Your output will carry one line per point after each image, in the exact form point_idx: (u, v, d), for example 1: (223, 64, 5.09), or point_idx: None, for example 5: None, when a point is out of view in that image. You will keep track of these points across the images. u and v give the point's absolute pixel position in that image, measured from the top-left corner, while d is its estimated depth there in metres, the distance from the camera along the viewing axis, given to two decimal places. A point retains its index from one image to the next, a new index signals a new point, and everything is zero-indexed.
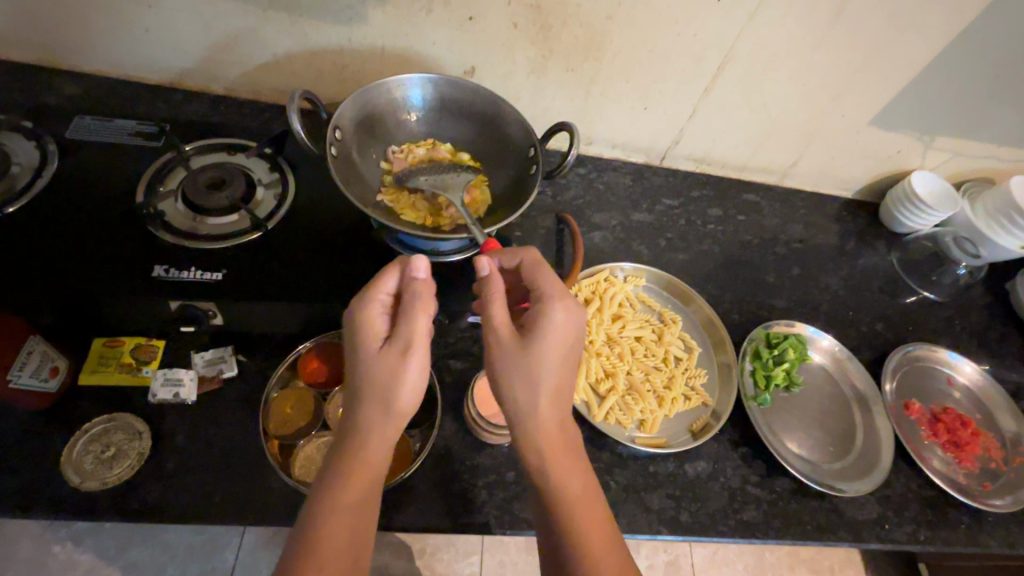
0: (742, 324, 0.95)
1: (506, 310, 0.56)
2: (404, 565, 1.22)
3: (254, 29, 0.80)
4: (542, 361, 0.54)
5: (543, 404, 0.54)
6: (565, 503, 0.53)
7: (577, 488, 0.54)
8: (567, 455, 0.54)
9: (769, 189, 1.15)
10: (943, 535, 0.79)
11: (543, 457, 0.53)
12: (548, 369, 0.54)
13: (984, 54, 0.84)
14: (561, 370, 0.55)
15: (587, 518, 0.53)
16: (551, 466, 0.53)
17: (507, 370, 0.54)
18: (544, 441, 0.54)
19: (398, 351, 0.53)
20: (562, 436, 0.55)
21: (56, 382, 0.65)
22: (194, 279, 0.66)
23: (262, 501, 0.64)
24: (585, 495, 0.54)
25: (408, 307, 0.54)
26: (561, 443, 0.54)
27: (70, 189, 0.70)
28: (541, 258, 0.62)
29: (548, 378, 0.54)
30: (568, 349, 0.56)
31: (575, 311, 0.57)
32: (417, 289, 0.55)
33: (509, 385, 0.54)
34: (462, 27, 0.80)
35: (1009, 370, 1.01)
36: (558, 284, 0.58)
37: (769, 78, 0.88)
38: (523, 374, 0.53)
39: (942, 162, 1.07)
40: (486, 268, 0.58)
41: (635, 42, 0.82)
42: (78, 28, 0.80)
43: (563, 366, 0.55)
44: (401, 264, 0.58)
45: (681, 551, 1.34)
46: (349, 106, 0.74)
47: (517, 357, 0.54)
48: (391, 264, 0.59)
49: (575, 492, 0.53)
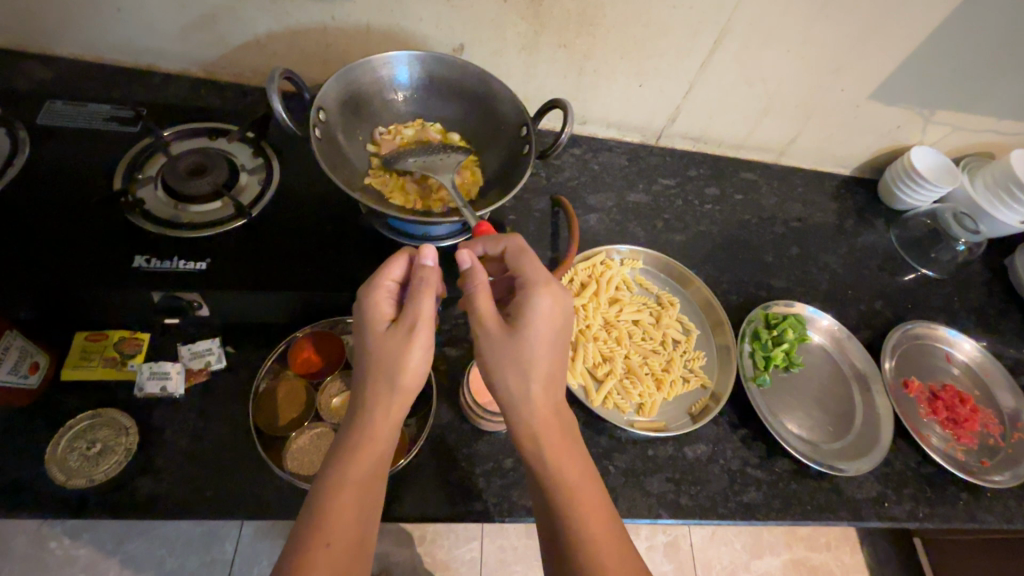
0: (741, 305, 0.94)
1: (492, 300, 0.54)
2: (404, 551, 1.22)
3: (232, 7, 0.77)
4: (533, 352, 0.52)
5: (536, 392, 0.53)
6: (561, 494, 0.52)
7: (575, 475, 0.53)
8: (562, 442, 0.53)
9: (767, 166, 1.13)
10: (942, 511, 0.79)
11: (537, 448, 0.53)
12: (538, 360, 0.53)
13: (987, 23, 0.82)
14: (552, 360, 0.54)
15: (586, 503, 0.52)
16: (548, 457, 0.52)
17: (499, 361, 0.53)
18: (539, 434, 0.53)
19: (404, 335, 0.52)
20: (554, 426, 0.53)
21: (36, 379, 0.63)
22: (177, 270, 0.64)
23: (255, 494, 0.62)
24: (584, 484, 0.53)
25: (413, 290, 0.52)
26: (556, 434, 0.53)
27: (44, 178, 0.68)
28: (524, 245, 0.59)
29: (540, 369, 0.53)
30: (556, 338, 0.54)
31: (563, 297, 0.55)
32: (423, 273, 0.53)
33: (500, 376, 0.53)
34: (450, 3, 0.77)
35: (1007, 346, 1.01)
36: (542, 270, 0.56)
37: (768, 53, 0.86)
38: (514, 365, 0.52)
39: (942, 136, 1.05)
40: (468, 260, 0.56)
41: (629, 16, 0.79)
42: (47, 9, 0.76)
43: (552, 356, 0.54)
44: (406, 255, 0.56)
45: (680, 532, 1.34)
46: (331, 85, 0.71)
47: (505, 348, 0.52)
48: (396, 254, 0.57)
49: (573, 482, 0.52)
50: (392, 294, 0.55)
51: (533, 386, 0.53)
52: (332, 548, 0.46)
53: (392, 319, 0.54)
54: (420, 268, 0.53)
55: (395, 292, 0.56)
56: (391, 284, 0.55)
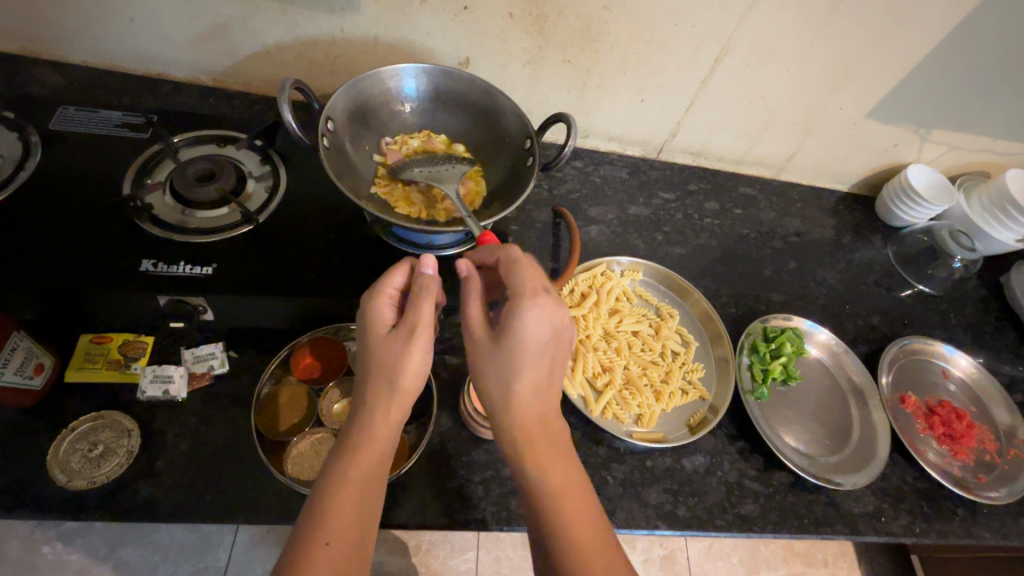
0: (739, 318, 0.95)
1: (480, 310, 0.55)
2: (399, 561, 1.21)
3: (244, 18, 0.78)
4: (525, 364, 0.53)
5: (520, 402, 0.53)
6: (547, 503, 0.52)
7: (560, 483, 0.53)
8: (549, 451, 0.54)
9: (765, 182, 1.14)
10: (938, 527, 0.79)
11: (528, 458, 0.53)
12: (529, 370, 0.53)
13: (981, 46, 0.84)
14: (536, 371, 0.53)
15: (572, 511, 0.52)
16: (532, 466, 0.53)
17: (491, 371, 0.53)
18: (530, 443, 0.53)
19: (403, 339, 0.52)
20: (543, 435, 0.54)
21: (40, 380, 0.63)
22: (184, 274, 0.64)
23: (253, 499, 0.63)
24: (573, 492, 0.53)
25: (414, 296, 0.53)
26: (541, 443, 0.54)
27: (54, 182, 0.69)
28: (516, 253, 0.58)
29: (524, 382, 0.53)
30: (549, 350, 0.54)
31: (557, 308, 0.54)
32: (424, 280, 0.54)
33: (493, 386, 0.53)
34: (457, 18, 0.79)
35: (1002, 363, 1.01)
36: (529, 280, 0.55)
37: (767, 71, 0.88)
38: (497, 377, 0.53)
39: (938, 155, 1.07)
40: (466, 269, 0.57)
41: (632, 33, 0.81)
42: (61, 17, 0.78)
43: (537, 368, 0.53)
44: (409, 262, 0.57)
45: (676, 546, 1.34)
46: (340, 96, 0.72)
47: (490, 361, 0.53)
48: (400, 262, 0.58)
49: (559, 490, 0.52)
50: (394, 300, 0.56)
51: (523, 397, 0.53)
52: (332, 546, 0.47)
53: (394, 324, 0.55)
54: (420, 275, 0.55)
55: (398, 298, 0.57)
56: (393, 292, 0.56)
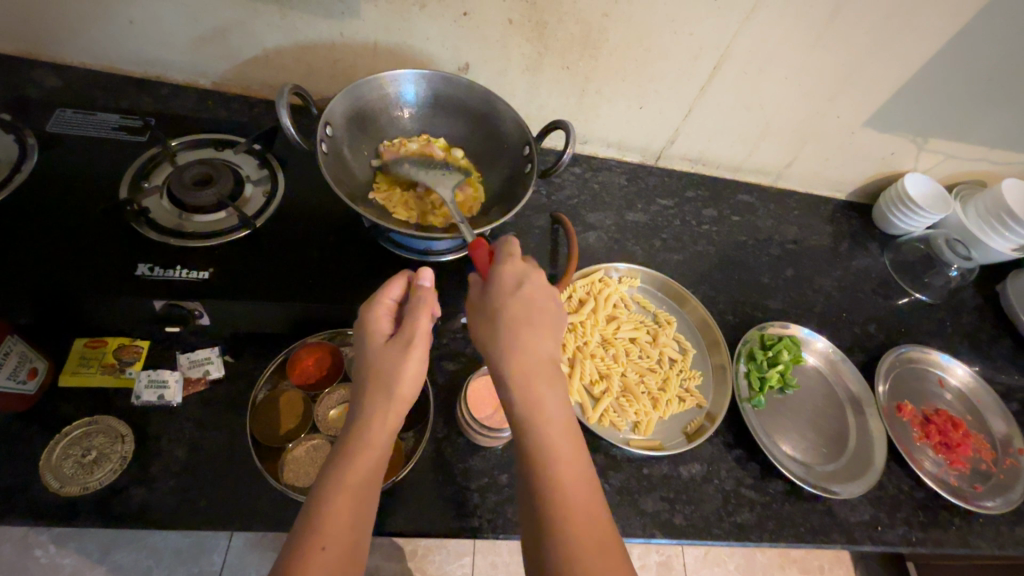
0: (736, 325, 0.95)
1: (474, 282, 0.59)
2: (395, 566, 1.21)
3: (244, 21, 0.78)
4: (525, 328, 0.53)
5: (512, 346, 0.52)
6: (542, 458, 0.49)
7: (557, 439, 0.50)
8: (548, 406, 0.51)
9: (763, 189, 1.14)
10: (934, 536, 0.80)
11: (530, 424, 0.50)
12: (519, 319, 0.53)
13: (977, 57, 0.85)
14: (524, 318, 0.53)
15: (568, 469, 0.49)
16: (528, 416, 0.50)
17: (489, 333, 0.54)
18: (530, 404, 0.50)
19: (402, 349, 0.53)
20: (543, 399, 0.51)
21: (34, 384, 0.63)
22: (181, 279, 0.64)
23: (248, 505, 0.62)
24: (580, 475, 0.49)
25: (412, 307, 0.54)
26: (539, 395, 0.51)
27: (50, 185, 0.68)
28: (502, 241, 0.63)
29: (512, 327, 0.53)
30: (537, 305, 0.55)
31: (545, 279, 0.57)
32: (423, 292, 0.55)
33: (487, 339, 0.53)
34: (457, 23, 0.79)
35: (999, 372, 1.02)
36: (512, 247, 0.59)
37: (765, 79, 0.88)
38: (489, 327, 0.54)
39: (935, 164, 1.07)
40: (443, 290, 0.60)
41: (631, 40, 0.81)
42: (60, 19, 0.77)
43: (524, 315, 0.54)
44: (407, 275, 0.58)
45: (673, 552, 1.34)
46: (340, 101, 0.72)
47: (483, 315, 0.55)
48: (396, 275, 0.59)
49: (556, 449, 0.49)
50: (391, 312, 0.57)
51: (523, 363, 0.51)
52: (327, 551, 0.46)
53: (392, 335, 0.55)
54: (419, 288, 0.56)
55: (395, 309, 0.57)
56: (391, 303, 0.57)
